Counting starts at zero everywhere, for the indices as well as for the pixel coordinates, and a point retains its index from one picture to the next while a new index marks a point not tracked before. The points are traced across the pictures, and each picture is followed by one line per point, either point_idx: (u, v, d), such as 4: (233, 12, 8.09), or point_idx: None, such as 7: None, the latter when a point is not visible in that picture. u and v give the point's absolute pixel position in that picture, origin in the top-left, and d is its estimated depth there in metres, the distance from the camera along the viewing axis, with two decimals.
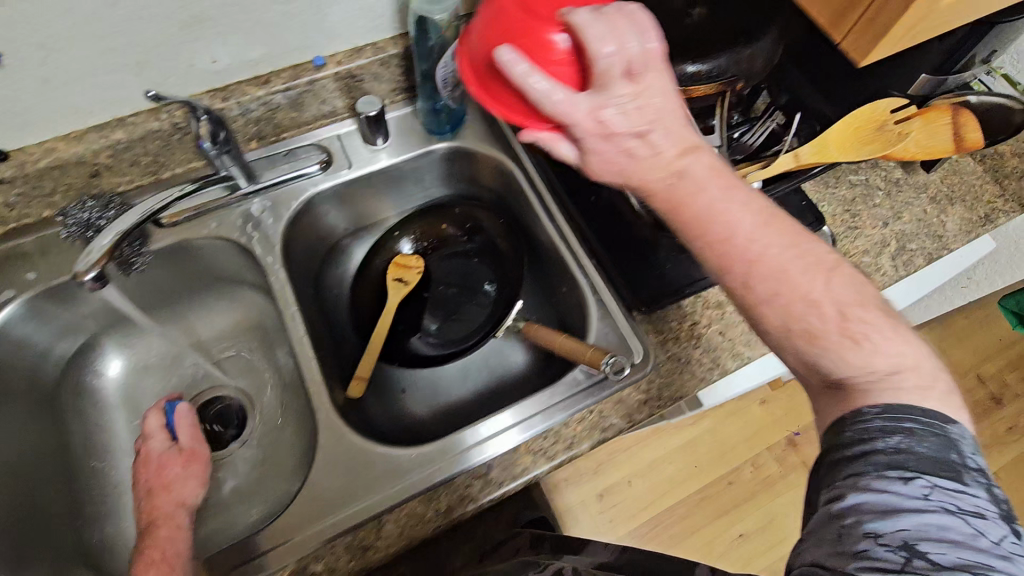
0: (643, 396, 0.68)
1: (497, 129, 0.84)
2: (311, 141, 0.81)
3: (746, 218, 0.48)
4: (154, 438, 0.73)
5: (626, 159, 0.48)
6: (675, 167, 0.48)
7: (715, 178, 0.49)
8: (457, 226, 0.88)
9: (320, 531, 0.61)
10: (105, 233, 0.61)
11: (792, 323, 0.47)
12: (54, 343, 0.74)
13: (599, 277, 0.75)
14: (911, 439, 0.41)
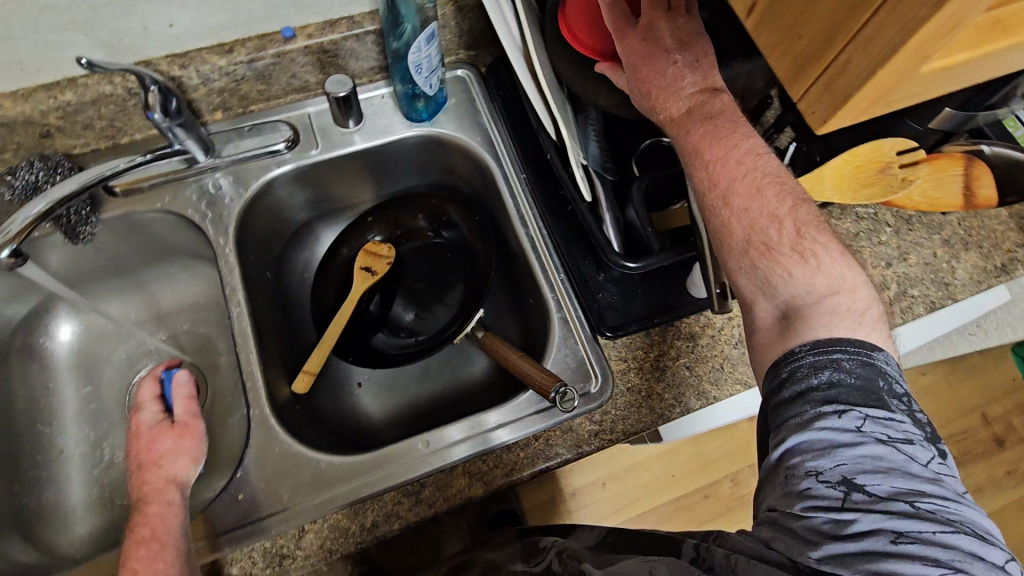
0: (595, 428, 0.64)
1: (479, 122, 0.79)
2: (281, 117, 0.76)
3: (737, 143, 0.48)
4: (147, 408, 0.68)
5: (659, 78, 0.49)
6: (696, 98, 0.49)
7: (728, 113, 0.49)
8: (426, 218, 0.85)
9: (254, 532, 0.58)
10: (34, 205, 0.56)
11: (755, 253, 0.47)
12: (3, 304, 0.72)
13: (566, 294, 0.70)
14: (842, 368, 0.41)
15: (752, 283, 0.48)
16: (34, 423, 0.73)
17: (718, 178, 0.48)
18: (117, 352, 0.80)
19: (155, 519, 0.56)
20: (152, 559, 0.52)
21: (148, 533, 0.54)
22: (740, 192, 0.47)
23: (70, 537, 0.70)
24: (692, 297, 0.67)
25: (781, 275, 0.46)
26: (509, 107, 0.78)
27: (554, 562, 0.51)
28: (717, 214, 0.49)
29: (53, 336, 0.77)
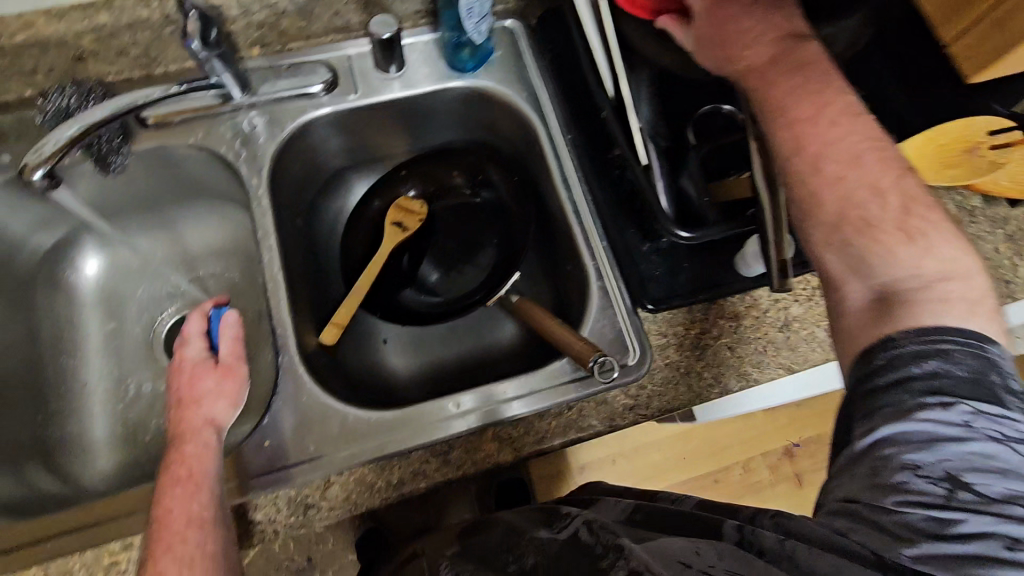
0: (630, 402, 0.62)
1: (527, 76, 0.74)
2: (319, 57, 0.72)
3: (829, 103, 0.47)
4: (193, 344, 0.67)
5: (734, 27, 0.50)
6: (774, 49, 0.50)
7: (816, 62, 0.49)
8: (463, 175, 0.81)
9: (281, 477, 0.57)
10: (65, 125, 0.55)
11: (848, 224, 0.45)
12: (30, 233, 0.71)
13: (608, 263, 0.67)
14: (949, 361, 0.40)
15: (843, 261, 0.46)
16: (59, 354, 0.73)
17: (806, 140, 0.47)
18: (141, 288, 0.78)
19: (192, 457, 0.55)
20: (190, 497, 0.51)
21: (187, 472, 0.53)
22: (835, 158, 0.46)
23: (92, 470, 0.69)
24: (741, 275, 0.64)
25: (882, 254, 0.44)
26: (562, 61, 0.74)
27: (583, 529, 0.49)
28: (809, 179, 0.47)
29: (78, 270, 0.75)
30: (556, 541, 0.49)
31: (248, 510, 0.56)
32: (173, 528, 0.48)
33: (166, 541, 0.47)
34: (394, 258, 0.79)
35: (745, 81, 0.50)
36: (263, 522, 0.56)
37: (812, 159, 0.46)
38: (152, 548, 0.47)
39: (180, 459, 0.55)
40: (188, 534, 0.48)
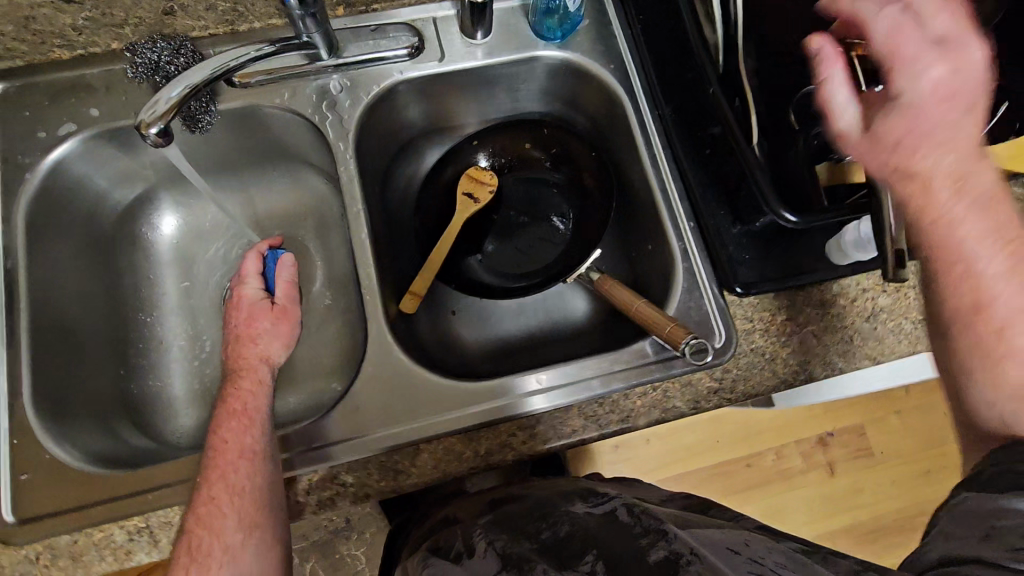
0: (715, 385, 0.62)
1: (615, 48, 0.72)
2: (402, 18, 0.70)
3: (1008, 261, 0.39)
4: (249, 283, 0.70)
5: (905, 123, 0.40)
6: (961, 175, 0.40)
7: (1000, 204, 0.40)
8: (533, 146, 0.80)
9: (371, 441, 0.58)
10: (173, 85, 0.51)
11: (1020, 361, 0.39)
12: (112, 189, 0.71)
13: (696, 243, 0.66)
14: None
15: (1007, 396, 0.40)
16: (137, 311, 0.73)
17: (977, 279, 0.40)
18: (214, 247, 0.78)
19: (246, 395, 0.59)
20: (243, 430, 0.55)
21: (241, 408, 0.57)
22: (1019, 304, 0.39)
23: (173, 428, 0.70)
24: (833, 263, 0.63)
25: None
26: (653, 31, 0.70)
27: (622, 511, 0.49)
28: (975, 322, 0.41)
29: (153, 228, 0.76)
30: (591, 516, 0.49)
31: (336, 473, 0.57)
32: (228, 458, 0.53)
33: (220, 469, 0.53)
34: (466, 229, 0.78)
35: (909, 198, 0.41)
36: (355, 485, 0.57)
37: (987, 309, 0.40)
38: (208, 473, 0.53)
39: (237, 394, 0.59)
40: (239, 465, 0.52)
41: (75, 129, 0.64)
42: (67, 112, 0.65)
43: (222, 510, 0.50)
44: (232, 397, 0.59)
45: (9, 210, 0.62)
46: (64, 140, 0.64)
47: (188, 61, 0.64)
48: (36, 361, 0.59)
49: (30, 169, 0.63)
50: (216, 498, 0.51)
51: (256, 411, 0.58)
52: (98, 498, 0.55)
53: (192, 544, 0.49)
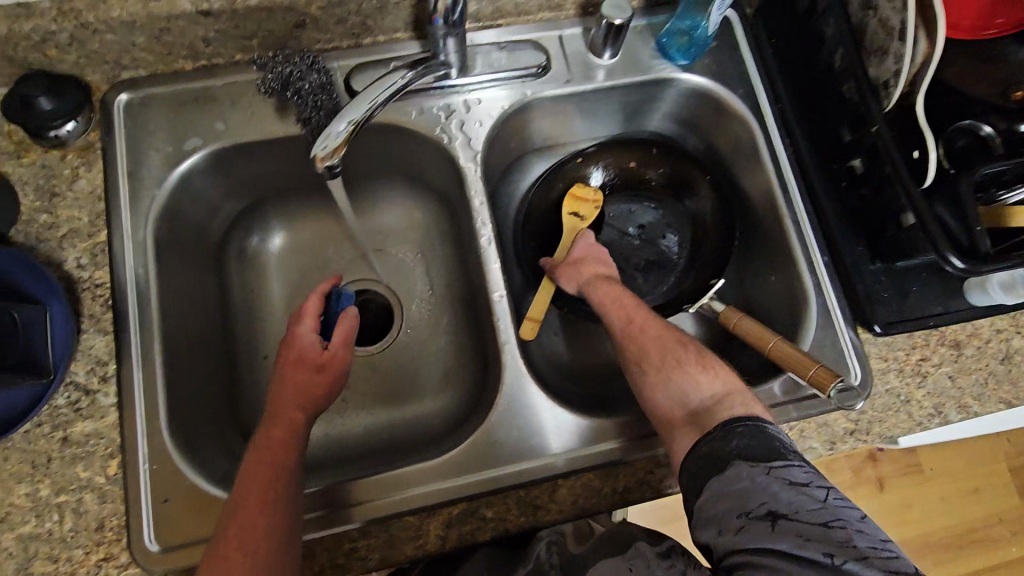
0: (850, 426, 0.61)
1: (742, 72, 0.71)
2: (530, 34, 0.69)
3: (659, 333, 0.57)
4: (307, 318, 0.61)
5: (574, 270, 0.66)
6: (593, 273, 0.65)
7: (621, 294, 0.62)
8: (636, 166, 0.76)
9: (497, 478, 0.57)
10: (340, 119, 0.50)
11: (676, 391, 0.53)
12: (224, 200, 0.69)
13: (829, 277, 0.65)
14: (760, 429, 0.47)
15: (665, 422, 0.53)
16: (245, 326, 0.72)
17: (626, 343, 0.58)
18: (322, 260, 0.76)
19: (277, 446, 0.52)
20: (267, 484, 0.49)
21: (269, 465, 0.50)
22: (653, 358, 0.56)
23: None
24: (970, 303, 0.62)
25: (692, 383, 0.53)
26: (785, 54, 0.69)
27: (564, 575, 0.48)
28: (638, 370, 0.56)
29: (262, 239, 0.75)
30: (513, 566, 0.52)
31: (468, 508, 0.56)
32: (246, 515, 0.47)
33: (234, 543, 0.46)
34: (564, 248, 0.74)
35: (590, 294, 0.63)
36: (494, 519, 0.56)
37: (641, 359, 0.56)
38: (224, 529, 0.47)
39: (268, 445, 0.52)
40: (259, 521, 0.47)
41: (200, 143, 0.63)
42: (193, 126, 0.63)
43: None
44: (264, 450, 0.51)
45: (141, 228, 0.61)
46: (190, 155, 0.63)
47: (319, 79, 0.62)
48: (168, 383, 0.58)
49: (158, 183, 0.62)
50: (229, 559, 0.45)
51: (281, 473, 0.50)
52: None
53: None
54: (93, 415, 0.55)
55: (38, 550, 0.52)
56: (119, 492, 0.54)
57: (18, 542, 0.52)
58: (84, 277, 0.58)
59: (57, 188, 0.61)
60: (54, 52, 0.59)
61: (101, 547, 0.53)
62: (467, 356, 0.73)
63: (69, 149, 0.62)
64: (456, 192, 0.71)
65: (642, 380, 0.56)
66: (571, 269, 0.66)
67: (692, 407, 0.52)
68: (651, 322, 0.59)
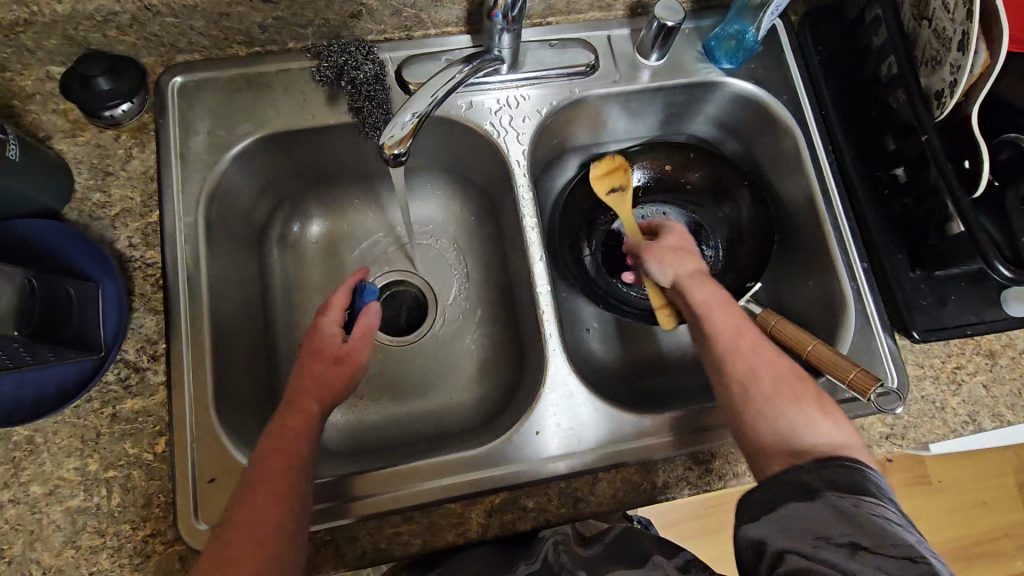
0: (886, 431, 0.62)
1: (785, 78, 0.72)
2: (580, 34, 0.70)
3: (778, 365, 0.55)
4: (333, 309, 0.60)
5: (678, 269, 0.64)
6: (699, 280, 0.62)
7: (736, 310, 0.60)
8: (672, 169, 0.78)
9: (538, 470, 0.57)
10: (405, 111, 0.50)
11: (785, 423, 0.52)
12: (269, 185, 0.70)
13: (867, 283, 0.65)
14: (861, 475, 0.46)
15: (762, 447, 0.52)
16: (284, 311, 0.72)
17: (732, 356, 0.56)
18: (360, 249, 0.77)
19: (291, 434, 0.51)
20: (282, 473, 0.48)
21: (285, 458, 0.49)
22: (765, 385, 0.54)
23: (326, 430, 0.68)
24: (1007, 314, 0.63)
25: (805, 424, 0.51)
26: (832, 65, 0.71)
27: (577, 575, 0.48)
28: (743, 391, 0.54)
29: (302, 226, 0.75)
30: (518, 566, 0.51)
31: (509, 499, 0.57)
32: (257, 501, 0.47)
33: (243, 531, 0.45)
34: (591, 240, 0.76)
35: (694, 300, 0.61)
36: (534, 510, 0.57)
37: (753, 382, 0.54)
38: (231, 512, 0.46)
39: (282, 431, 0.51)
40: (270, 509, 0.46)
41: (252, 128, 0.64)
42: (245, 111, 0.64)
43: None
44: (280, 441, 0.50)
45: (192, 209, 0.61)
46: (242, 140, 0.64)
47: (372, 69, 0.64)
48: (215, 363, 0.59)
49: (210, 166, 0.63)
50: (235, 543, 0.44)
51: (296, 466, 0.49)
52: None
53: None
54: (142, 392, 0.56)
55: (86, 524, 0.53)
56: (167, 470, 0.54)
57: (66, 515, 0.53)
58: (135, 256, 0.59)
59: (111, 167, 0.61)
60: (115, 32, 0.59)
61: (149, 522, 0.53)
62: (503, 349, 0.74)
63: (123, 129, 0.62)
64: (500, 186, 0.72)
65: (744, 401, 0.54)
66: (668, 255, 0.64)
67: (797, 447, 0.50)
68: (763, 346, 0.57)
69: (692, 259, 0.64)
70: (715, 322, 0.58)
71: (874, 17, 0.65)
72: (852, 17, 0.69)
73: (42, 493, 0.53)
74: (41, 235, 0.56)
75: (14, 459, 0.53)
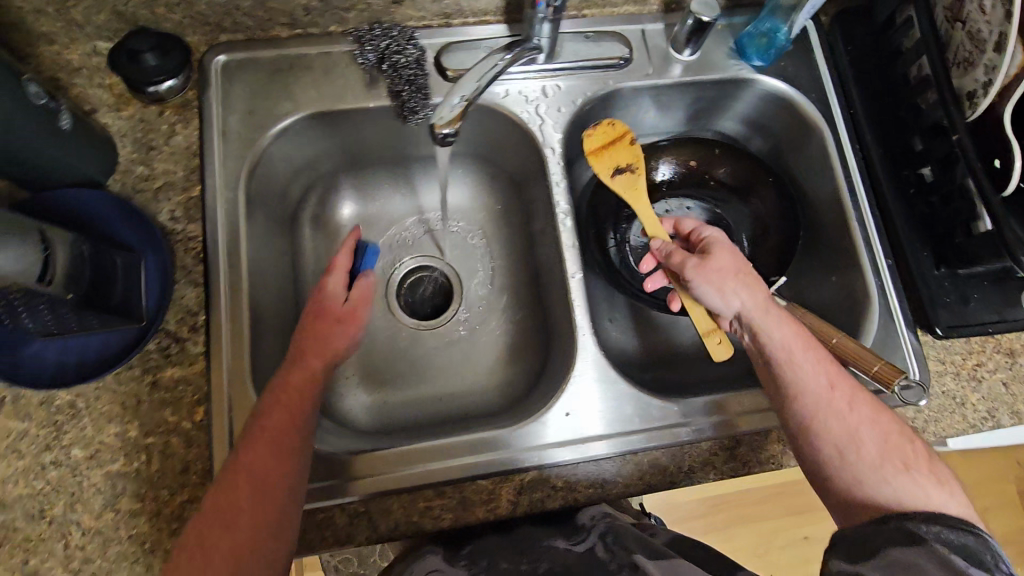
0: (908, 424, 0.63)
1: (815, 76, 0.73)
2: (613, 27, 0.72)
3: (871, 422, 0.52)
4: (336, 271, 0.61)
5: (731, 294, 0.58)
6: (768, 315, 0.57)
7: (822, 356, 0.55)
8: (696, 164, 0.79)
9: (565, 451, 0.59)
10: (454, 95, 0.51)
11: (890, 488, 0.49)
12: (306, 165, 0.71)
13: (891, 280, 0.67)
14: (972, 538, 0.45)
15: (851, 507, 0.51)
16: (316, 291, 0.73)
17: (826, 413, 0.53)
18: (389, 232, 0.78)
19: (295, 393, 0.52)
20: (282, 434, 0.49)
21: (287, 415, 0.50)
22: (866, 448, 0.51)
23: (355, 410, 0.70)
24: None
25: (915, 488, 0.49)
26: (861, 64, 0.72)
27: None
28: (843, 454, 0.51)
29: (334, 207, 0.76)
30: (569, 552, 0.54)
31: (537, 478, 0.58)
32: (253, 462, 0.47)
33: (240, 487, 0.46)
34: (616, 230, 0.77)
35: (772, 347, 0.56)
36: (563, 489, 0.58)
37: (849, 444, 0.51)
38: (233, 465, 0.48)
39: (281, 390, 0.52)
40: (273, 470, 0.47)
41: (292, 109, 0.65)
42: (285, 92, 0.65)
43: (221, 546, 0.44)
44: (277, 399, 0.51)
45: (233, 184, 0.62)
46: (283, 119, 0.65)
47: (414, 54, 0.66)
48: (254, 335, 0.60)
49: (252, 144, 0.64)
50: (234, 495, 0.46)
51: (293, 427, 0.50)
52: (323, 480, 0.56)
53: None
54: (182, 361, 0.57)
55: (125, 488, 0.54)
56: (205, 438, 0.56)
57: (107, 479, 0.54)
58: (178, 230, 0.60)
59: (154, 142, 0.62)
60: (163, 9, 0.61)
61: (186, 489, 0.54)
62: (528, 335, 0.75)
63: (167, 105, 0.63)
64: (531, 174, 0.73)
65: (838, 463, 0.52)
66: (733, 283, 0.58)
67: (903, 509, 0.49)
68: (856, 395, 0.54)
69: (760, 285, 0.59)
70: (802, 374, 0.54)
71: (904, 19, 0.67)
72: (881, 19, 0.70)
73: (83, 456, 0.54)
74: (87, 206, 0.57)
75: (57, 423, 0.54)
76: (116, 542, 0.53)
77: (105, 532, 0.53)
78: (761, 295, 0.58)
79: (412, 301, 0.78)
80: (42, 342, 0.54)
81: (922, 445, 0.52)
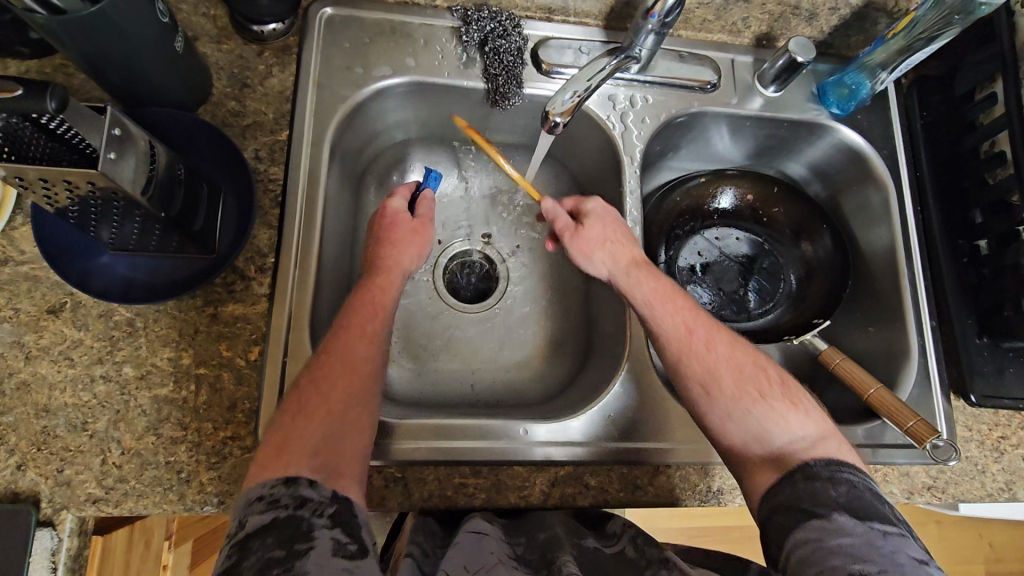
0: (929, 482, 0.65)
1: (887, 134, 0.75)
2: (705, 52, 0.74)
3: (724, 362, 0.56)
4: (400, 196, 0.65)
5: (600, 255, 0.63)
6: (627, 278, 0.61)
7: (674, 307, 0.59)
8: (753, 200, 0.80)
9: (599, 450, 0.60)
10: (565, 90, 0.53)
11: (760, 424, 0.53)
12: (386, 128, 0.71)
13: (933, 342, 0.68)
14: (859, 482, 0.48)
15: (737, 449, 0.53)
16: None
17: (686, 361, 0.57)
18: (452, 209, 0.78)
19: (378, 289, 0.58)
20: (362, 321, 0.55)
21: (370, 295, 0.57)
22: (726, 383, 0.55)
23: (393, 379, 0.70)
24: None
25: (778, 421, 0.53)
26: (935, 130, 0.74)
27: (631, 547, 0.52)
28: (714, 402, 0.55)
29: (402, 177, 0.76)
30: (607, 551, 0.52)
31: (571, 471, 0.59)
32: (343, 344, 0.53)
33: (330, 371, 0.50)
34: (669, 249, 0.77)
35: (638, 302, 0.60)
36: (595, 487, 0.59)
37: (713, 384, 0.55)
38: None
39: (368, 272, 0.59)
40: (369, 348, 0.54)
41: (388, 72, 0.65)
42: (383, 55, 0.66)
43: None
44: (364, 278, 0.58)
45: (322, 133, 0.63)
46: (378, 82, 0.65)
47: (517, 42, 0.66)
48: (317, 287, 0.60)
49: (344, 99, 0.64)
50: (303, 383, 0.50)
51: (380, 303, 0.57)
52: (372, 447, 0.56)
53: (295, 400, 0.49)
54: (245, 300, 0.57)
55: (170, 416, 0.53)
56: (257, 378, 0.55)
57: (153, 402, 0.53)
58: (260, 171, 0.61)
59: (249, 80, 0.63)
60: None
61: (230, 426, 0.54)
62: (569, 334, 0.76)
63: (267, 47, 0.64)
64: (603, 179, 0.74)
65: (709, 406, 0.55)
66: (602, 247, 0.63)
67: (777, 448, 0.52)
68: (711, 337, 0.58)
69: (623, 247, 0.62)
70: (663, 321, 0.58)
71: (986, 96, 0.68)
72: (959, 92, 0.72)
73: (133, 375, 0.54)
74: (181, 130, 0.57)
75: (113, 338, 0.54)
76: (152, 467, 0.52)
77: (143, 456, 0.52)
78: (623, 259, 0.62)
79: (456, 283, 0.78)
80: (111, 257, 0.55)
81: (777, 372, 0.57)
